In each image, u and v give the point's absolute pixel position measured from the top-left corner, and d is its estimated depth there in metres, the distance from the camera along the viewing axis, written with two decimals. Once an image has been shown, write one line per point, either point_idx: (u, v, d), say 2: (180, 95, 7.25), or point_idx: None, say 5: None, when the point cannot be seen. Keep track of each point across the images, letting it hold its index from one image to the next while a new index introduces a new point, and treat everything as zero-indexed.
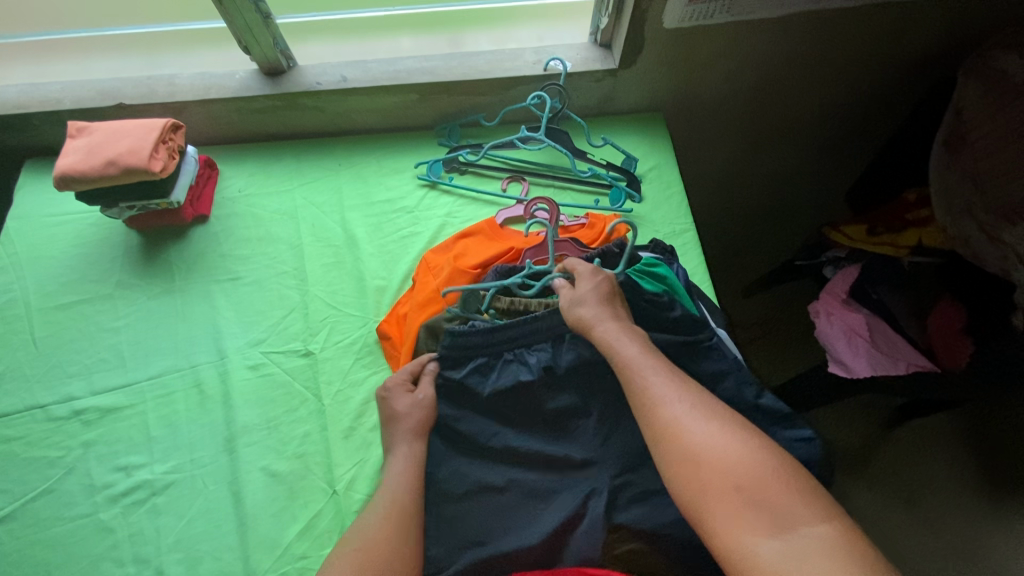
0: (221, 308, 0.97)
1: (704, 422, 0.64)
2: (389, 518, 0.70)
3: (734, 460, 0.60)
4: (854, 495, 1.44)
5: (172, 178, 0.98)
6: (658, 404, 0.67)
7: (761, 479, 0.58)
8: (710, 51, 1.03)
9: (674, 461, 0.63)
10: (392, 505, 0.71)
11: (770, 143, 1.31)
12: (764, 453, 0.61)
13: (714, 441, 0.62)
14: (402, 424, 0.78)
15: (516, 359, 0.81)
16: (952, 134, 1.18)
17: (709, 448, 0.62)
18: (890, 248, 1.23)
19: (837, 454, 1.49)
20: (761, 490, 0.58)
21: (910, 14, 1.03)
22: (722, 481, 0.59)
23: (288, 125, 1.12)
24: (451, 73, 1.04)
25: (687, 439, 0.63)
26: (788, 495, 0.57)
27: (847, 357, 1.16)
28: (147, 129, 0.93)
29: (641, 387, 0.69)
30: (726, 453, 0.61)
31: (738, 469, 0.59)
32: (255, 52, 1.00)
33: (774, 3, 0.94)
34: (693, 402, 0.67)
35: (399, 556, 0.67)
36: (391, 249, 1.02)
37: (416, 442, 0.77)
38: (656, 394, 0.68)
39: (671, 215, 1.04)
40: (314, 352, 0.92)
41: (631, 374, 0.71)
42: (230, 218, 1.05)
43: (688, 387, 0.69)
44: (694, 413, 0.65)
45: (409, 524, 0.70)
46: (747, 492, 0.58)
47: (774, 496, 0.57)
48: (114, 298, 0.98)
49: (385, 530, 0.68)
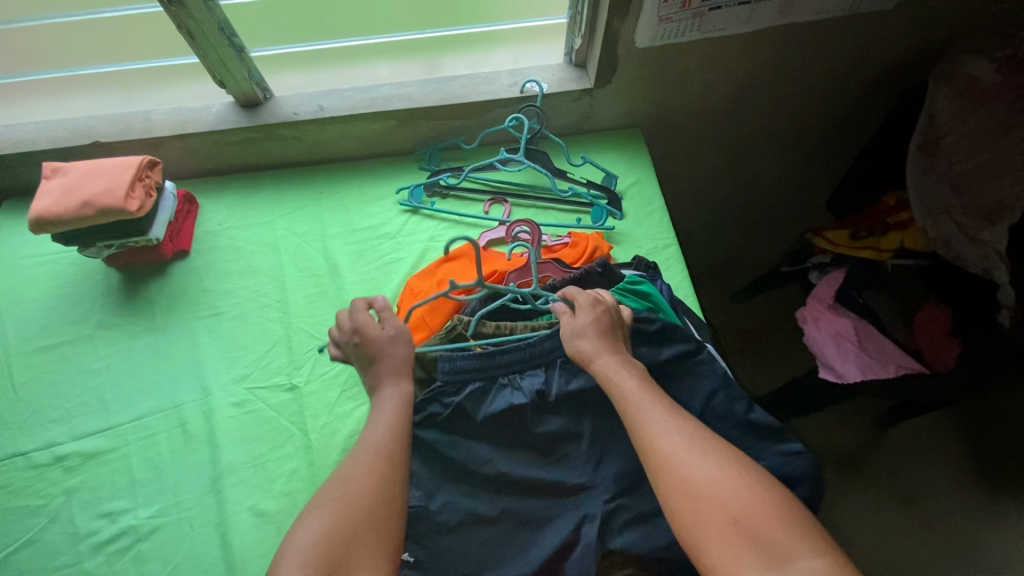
0: (204, 344, 0.96)
1: (701, 455, 0.66)
2: (373, 468, 0.68)
3: (733, 495, 0.62)
4: (850, 499, 1.45)
5: (150, 216, 0.97)
6: (655, 437, 0.68)
7: (758, 514, 0.60)
8: (683, 67, 1.04)
9: (673, 496, 0.64)
10: (377, 452, 0.70)
11: (749, 153, 1.32)
12: (760, 489, 0.62)
13: (712, 476, 0.64)
14: (388, 366, 0.78)
15: (509, 385, 0.81)
16: (928, 139, 1.18)
17: (706, 483, 0.63)
18: (873, 252, 1.24)
19: (830, 458, 1.50)
20: (759, 526, 0.59)
21: (877, 25, 1.05)
22: (720, 513, 0.61)
23: (267, 156, 1.11)
24: (428, 99, 1.05)
25: (686, 474, 0.64)
26: (784, 529, 0.59)
27: (836, 361, 1.18)
28: (123, 167, 0.92)
29: (639, 420, 0.70)
30: (724, 488, 0.62)
31: (735, 504, 0.61)
32: (230, 85, 1.00)
33: (743, 19, 0.95)
34: (692, 436, 0.68)
35: (382, 505, 0.66)
36: (374, 277, 1.01)
37: (402, 383, 0.77)
38: (654, 428, 0.68)
39: (652, 230, 1.04)
40: (299, 386, 0.91)
41: (629, 406, 0.71)
42: (211, 252, 1.04)
43: (684, 420, 0.70)
44: (692, 446, 0.67)
45: (393, 474, 0.69)
46: (745, 526, 0.60)
47: (771, 531, 0.59)
48: (94, 339, 0.97)
49: (368, 481, 0.67)
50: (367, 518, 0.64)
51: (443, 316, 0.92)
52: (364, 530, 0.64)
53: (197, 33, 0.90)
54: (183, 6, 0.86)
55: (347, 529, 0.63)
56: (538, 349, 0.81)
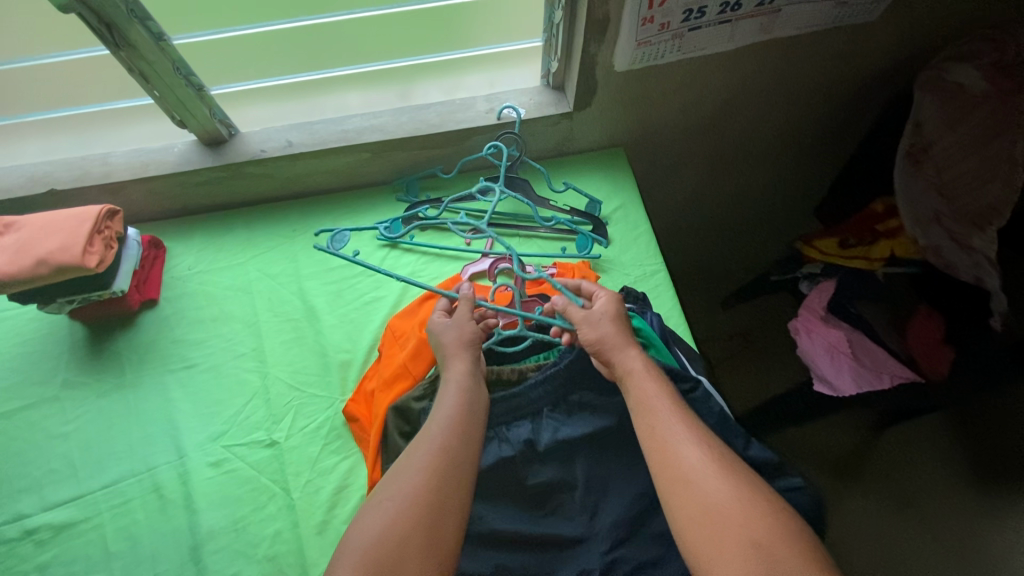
0: (177, 400, 0.91)
1: (724, 472, 0.62)
2: (429, 464, 0.66)
3: (754, 515, 0.58)
4: (849, 505, 1.44)
5: (112, 267, 0.92)
6: (677, 449, 0.65)
7: (780, 538, 0.56)
8: (665, 86, 1.00)
9: (691, 511, 0.61)
10: (434, 448, 0.67)
11: (736, 166, 1.28)
12: (783, 515, 0.59)
13: (734, 493, 0.60)
14: (449, 345, 0.80)
15: (496, 437, 0.79)
16: (915, 146, 1.16)
17: (728, 499, 0.60)
18: (864, 261, 1.25)
19: (828, 463, 1.50)
20: (780, 550, 0.55)
21: (864, 35, 1.02)
22: (740, 533, 0.57)
23: (236, 194, 1.07)
24: (402, 128, 1.00)
25: (707, 488, 0.61)
26: (806, 559, 0.55)
27: (831, 374, 1.17)
28: (80, 219, 0.87)
29: (659, 427, 0.68)
30: (746, 507, 0.59)
31: (759, 526, 0.57)
32: (191, 124, 0.95)
33: (725, 37, 0.91)
34: (716, 451, 0.64)
35: (439, 501, 0.63)
36: (354, 319, 0.97)
37: (467, 361, 0.78)
38: (677, 439, 0.66)
39: (640, 256, 1.01)
40: (279, 441, 0.87)
41: (649, 410, 0.70)
42: (182, 299, 1.00)
43: (710, 436, 0.67)
44: (715, 460, 0.63)
45: (452, 473, 0.66)
46: (766, 547, 0.55)
47: (792, 555, 0.55)
48: (60, 401, 0.91)
49: (424, 476, 0.64)
50: (423, 517, 0.61)
51: (427, 347, 0.88)
52: (417, 533, 0.60)
53: (151, 75, 0.85)
54: (133, 48, 0.81)
55: (398, 533, 0.59)
56: (525, 399, 0.80)
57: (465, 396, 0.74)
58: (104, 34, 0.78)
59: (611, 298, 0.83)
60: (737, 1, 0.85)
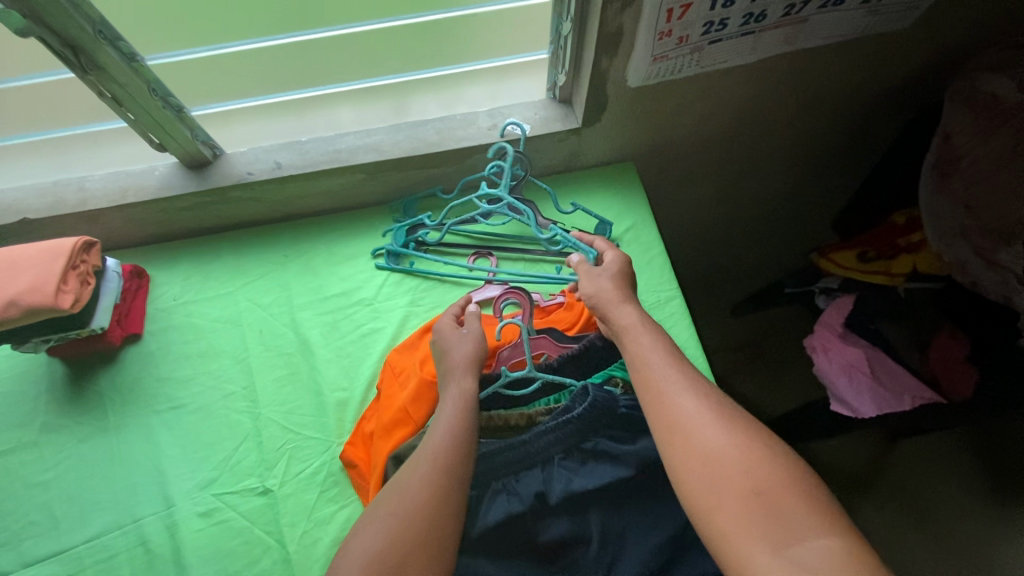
0: (164, 445, 0.86)
1: (721, 420, 0.62)
2: (429, 478, 0.64)
3: (753, 460, 0.57)
4: (863, 515, 1.41)
5: (91, 305, 0.85)
6: (675, 400, 0.65)
7: (780, 482, 0.56)
8: (680, 99, 0.93)
9: (690, 460, 0.60)
10: (435, 461, 0.66)
11: (751, 176, 1.22)
12: (783, 460, 0.58)
13: (733, 440, 0.59)
14: (456, 360, 0.78)
15: (504, 490, 0.73)
16: (941, 158, 1.10)
17: (727, 447, 0.59)
18: (884, 277, 1.20)
19: (842, 472, 1.46)
20: (780, 496, 0.55)
21: (894, 42, 0.95)
22: (738, 479, 0.57)
23: (222, 218, 1.00)
24: (398, 148, 0.94)
25: (706, 437, 0.60)
26: (807, 505, 0.54)
27: (848, 394, 1.14)
28: (53, 254, 0.80)
29: (655, 379, 0.68)
30: (745, 453, 0.58)
31: (758, 472, 0.57)
32: (172, 147, 0.88)
33: (747, 49, 0.84)
34: (715, 402, 0.64)
35: (440, 515, 0.61)
36: (350, 353, 0.92)
37: (469, 379, 0.76)
38: (675, 390, 0.66)
39: (653, 281, 0.95)
40: (273, 489, 0.82)
41: (646, 366, 0.71)
42: (167, 334, 0.94)
43: (707, 388, 0.67)
44: (712, 409, 0.63)
45: (454, 486, 0.64)
46: (766, 494, 0.55)
47: (793, 501, 0.54)
48: (40, 446, 0.86)
49: (425, 493, 0.63)
50: (426, 532, 0.60)
51: (432, 383, 0.82)
52: (416, 553, 0.58)
53: (124, 99, 0.78)
54: (103, 71, 0.74)
55: (399, 547, 0.58)
56: (533, 447, 0.74)
57: (467, 407, 0.73)
58: (72, 59, 0.72)
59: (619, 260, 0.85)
60: (761, 12, 0.78)
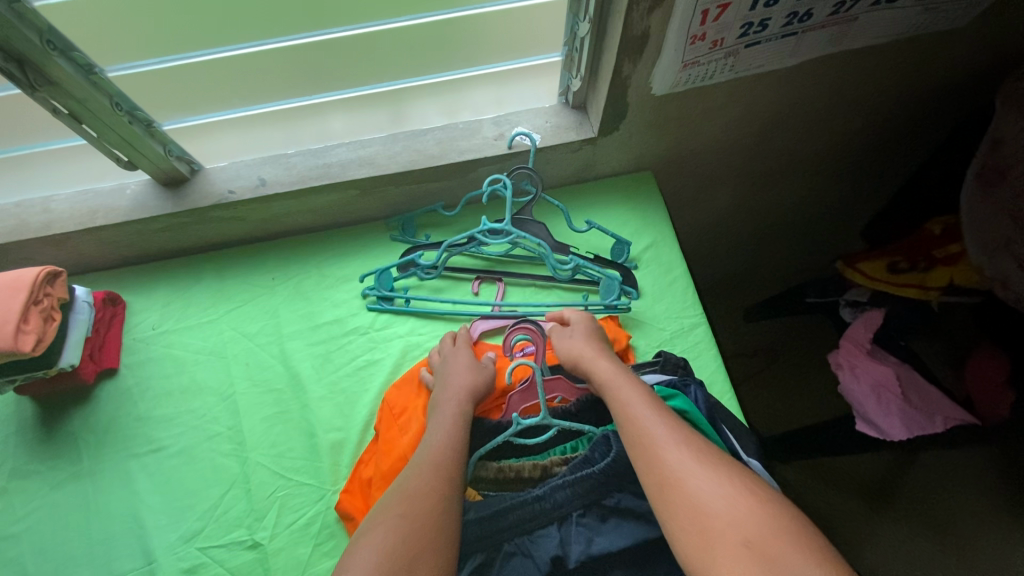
0: (144, 492, 0.78)
1: (708, 468, 0.55)
2: (434, 485, 0.61)
3: (741, 510, 0.51)
4: (879, 537, 1.22)
5: (59, 341, 0.77)
6: (659, 450, 0.58)
7: (772, 532, 0.48)
8: (707, 106, 0.83)
9: (677, 517, 0.53)
10: (438, 470, 0.62)
11: (776, 182, 1.12)
12: (778, 508, 0.51)
13: (719, 490, 0.53)
14: (455, 387, 0.73)
15: (518, 552, 0.65)
16: (987, 166, 1.00)
17: (713, 498, 0.52)
18: (918, 291, 1.05)
19: (855, 489, 1.28)
20: (774, 547, 0.47)
21: (944, 42, 0.85)
22: (729, 531, 0.50)
23: (203, 238, 0.92)
24: (395, 161, 0.85)
25: (692, 488, 0.54)
26: (806, 555, 0.46)
27: (877, 416, 1.01)
28: (11, 287, 0.72)
29: (638, 428, 0.62)
30: (734, 504, 0.51)
31: (751, 521, 0.50)
32: (143, 164, 0.78)
33: (786, 53, 0.75)
34: (700, 448, 0.58)
35: (446, 523, 0.58)
36: (344, 388, 0.84)
37: (468, 403, 0.72)
38: (657, 439, 0.59)
39: (676, 306, 0.87)
40: (263, 543, 0.74)
41: (627, 415, 0.64)
42: (147, 367, 0.87)
43: (694, 433, 0.60)
44: (699, 458, 0.56)
45: (453, 492, 0.61)
46: (757, 547, 0.48)
47: (791, 553, 0.47)
48: (9, 495, 0.79)
49: (430, 499, 0.59)
50: (434, 537, 0.56)
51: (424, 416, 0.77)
52: (427, 553, 0.54)
53: (84, 115, 0.69)
54: (57, 86, 0.65)
55: (410, 547, 0.54)
56: (549, 503, 0.65)
57: (463, 423, 0.70)
58: (19, 76, 0.63)
59: (587, 323, 0.79)
60: (808, 12, 0.69)
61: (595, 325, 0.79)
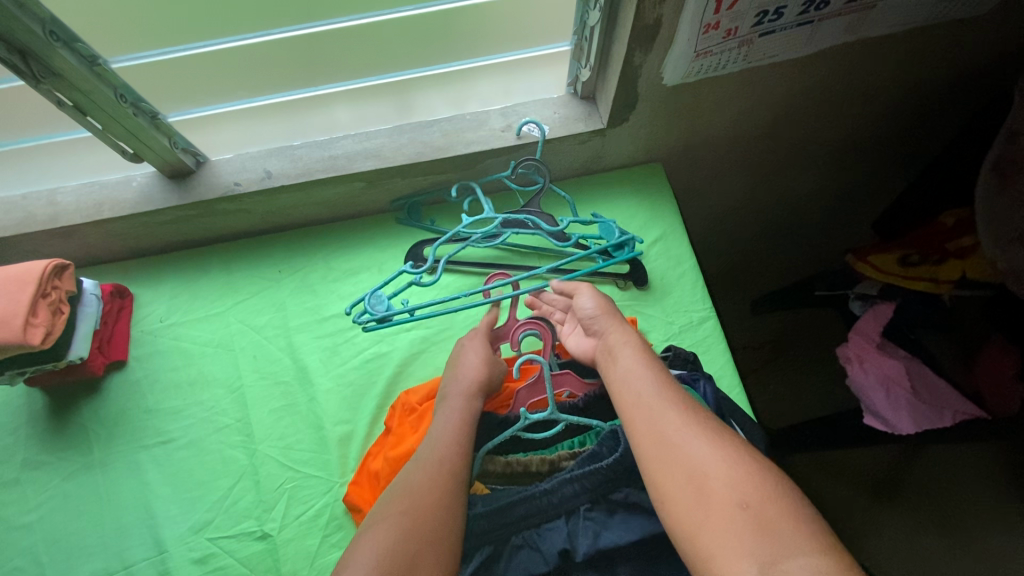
0: (154, 483, 0.79)
1: (708, 433, 0.55)
2: (440, 482, 0.60)
3: (739, 473, 0.50)
4: (879, 530, 1.23)
5: (67, 333, 0.78)
6: (659, 413, 0.58)
7: (769, 496, 0.48)
8: (718, 97, 0.82)
9: (672, 477, 0.53)
10: (442, 466, 0.62)
11: (787, 173, 1.11)
12: (778, 477, 0.50)
13: (718, 453, 0.52)
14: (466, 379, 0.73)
15: (526, 545, 0.65)
16: (1003, 158, 0.97)
17: (711, 460, 0.52)
18: (932, 284, 1.04)
19: (859, 482, 1.28)
20: (770, 512, 0.47)
21: (964, 29, 0.83)
22: (725, 493, 0.49)
23: (209, 229, 0.91)
24: (402, 153, 0.84)
25: (689, 450, 0.53)
26: (804, 525, 0.46)
27: (884, 409, 0.99)
28: (19, 281, 0.72)
29: (639, 391, 0.62)
30: (732, 467, 0.51)
31: (748, 485, 0.49)
32: (148, 156, 0.78)
33: (801, 42, 0.74)
34: (701, 415, 0.57)
35: (449, 519, 0.58)
36: (351, 381, 0.84)
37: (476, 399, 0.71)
38: (658, 402, 0.59)
39: (683, 301, 0.86)
40: (271, 534, 0.75)
41: (631, 378, 0.64)
42: (154, 359, 0.87)
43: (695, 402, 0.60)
44: (700, 424, 0.56)
45: (457, 489, 0.61)
46: (754, 510, 0.47)
47: (788, 520, 0.46)
48: (21, 485, 0.79)
49: (433, 495, 0.59)
50: (440, 532, 0.56)
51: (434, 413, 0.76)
52: (432, 548, 0.55)
53: (88, 108, 0.68)
54: (60, 78, 0.65)
55: (416, 541, 0.54)
56: (557, 497, 0.65)
57: (470, 416, 0.69)
58: (22, 67, 0.62)
59: (603, 303, 0.76)
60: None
61: (608, 300, 0.77)
